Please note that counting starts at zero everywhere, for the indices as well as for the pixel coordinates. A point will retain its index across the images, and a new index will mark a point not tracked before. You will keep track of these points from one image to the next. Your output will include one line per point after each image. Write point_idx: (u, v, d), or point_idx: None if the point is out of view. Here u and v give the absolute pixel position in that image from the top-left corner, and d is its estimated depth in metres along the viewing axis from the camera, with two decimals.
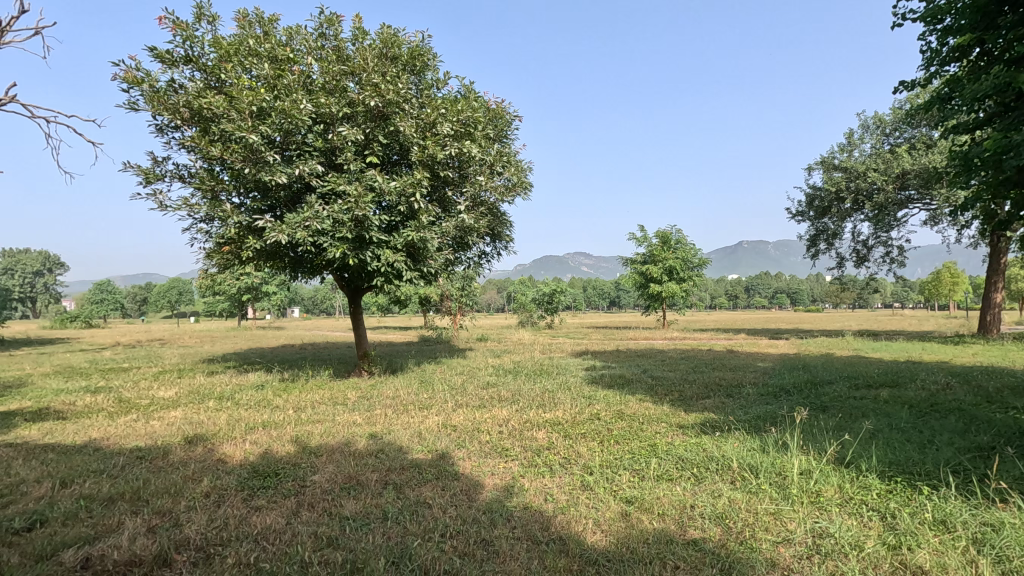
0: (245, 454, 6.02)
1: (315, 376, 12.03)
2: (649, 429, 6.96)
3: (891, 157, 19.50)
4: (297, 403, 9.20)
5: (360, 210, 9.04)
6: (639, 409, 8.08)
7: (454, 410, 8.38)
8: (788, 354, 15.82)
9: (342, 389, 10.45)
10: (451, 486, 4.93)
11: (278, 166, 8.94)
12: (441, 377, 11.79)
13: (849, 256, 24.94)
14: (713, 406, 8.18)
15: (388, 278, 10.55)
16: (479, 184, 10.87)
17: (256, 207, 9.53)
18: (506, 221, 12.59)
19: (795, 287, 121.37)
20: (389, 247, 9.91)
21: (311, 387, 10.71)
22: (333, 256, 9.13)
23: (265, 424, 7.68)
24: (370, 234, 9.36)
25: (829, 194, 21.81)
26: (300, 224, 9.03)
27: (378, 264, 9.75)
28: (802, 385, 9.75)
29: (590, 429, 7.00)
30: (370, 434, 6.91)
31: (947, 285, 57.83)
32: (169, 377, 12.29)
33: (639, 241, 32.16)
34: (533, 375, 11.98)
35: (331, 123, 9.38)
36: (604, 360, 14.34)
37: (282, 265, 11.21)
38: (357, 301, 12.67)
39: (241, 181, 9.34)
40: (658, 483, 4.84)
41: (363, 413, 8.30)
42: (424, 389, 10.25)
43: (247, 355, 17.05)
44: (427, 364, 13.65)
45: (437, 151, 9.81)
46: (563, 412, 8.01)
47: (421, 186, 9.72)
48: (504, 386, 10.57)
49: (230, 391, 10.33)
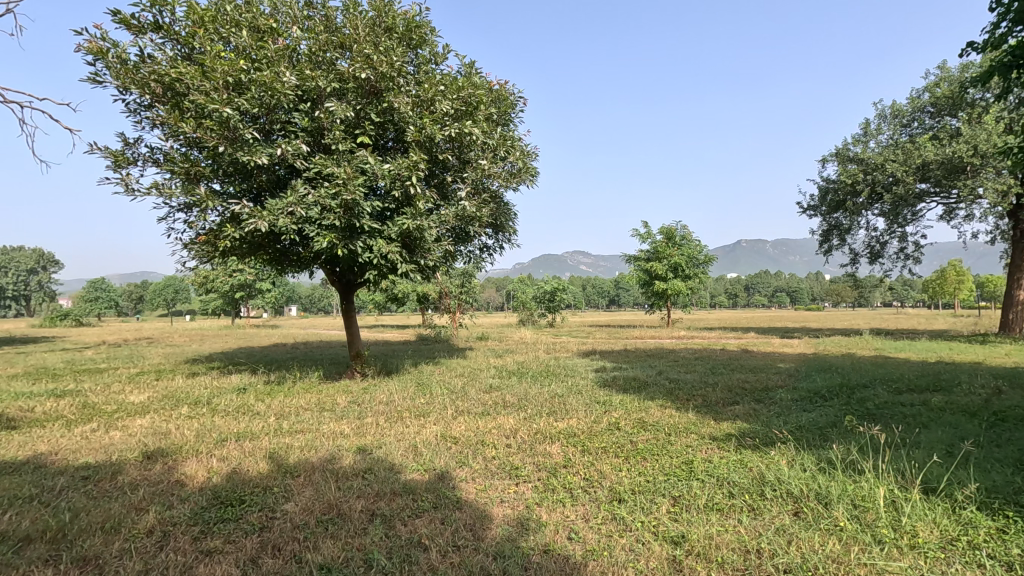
0: (208, 475, 5.11)
1: (303, 378, 11.11)
2: (678, 442, 6.07)
3: (911, 147, 18.53)
4: (281, 410, 8.28)
5: (349, 195, 8.12)
6: (662, 418, 7.19)
7: (454, 418, 7.48)
8: (806, 354, 14.92)
9: (331, 393, 9.55)
10: (451, 519, 4.04)
11: (258, 146, 8.05)
12: (440, 379, 10.88)
13: (863, 252, 24.04)
14: (746, 415, 7.28)
15: (382, 271, 9.65)
16: (481, 169, 9.93)
17: (235, 193, 8.63)
18: (510, 212, 11.66)
19: (795, 287, 120.59)
20: (382, 237, 8.97)
21: (298, 391, 9.78)
22: (321, 246, 8.22)
23: (239, 434, 6.76)
24: (361, 222, 8.45)
25: (844, 186, 20.95)
26: (284, 210, 8.18)
27: (370, 256, 8.80)
28: (837, 388, 8.86)
29: (611, 442, 6.11)
30: (359, 448, 6.00)
31: (952, 284, 56.90)
32: (145, 380, 11.35)
33: (643, 238, 31.28)
34: (539, 377, 11.06)
35: (319, 100, 8.47)
36: (614, 360, 13.43)
37: (268, 258, 10.32)
38: (350, 298, 11.78)
39: (217, 163, 8.41)
40: (708, 516, 3.94)
41: (353, 421, 7.39)
42: (421, 394, 9.34)
43: (234, 355, 16.08)
44: (425, 365, 12.73)
45: (435, 131, 8.88)
46: (578, 420, 7.11)
47: (419, 169, 8.79)
48: (509, 390, 9.65)
49: (208, 395, 9.40)
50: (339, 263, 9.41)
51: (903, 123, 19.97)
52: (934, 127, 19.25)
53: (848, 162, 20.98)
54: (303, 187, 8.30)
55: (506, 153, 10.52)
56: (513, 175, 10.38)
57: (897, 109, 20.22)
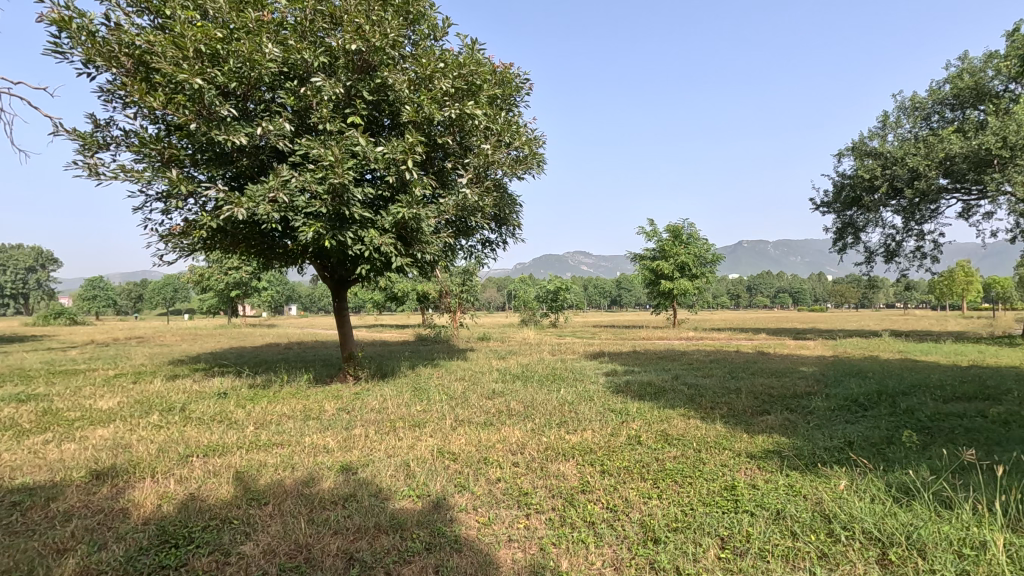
0: (159, 501, 4.29)
1: (291, 382, 10.29)
2: (713, 461, 5.25)
3: (933, 140, 17.72)
4: (262, 419, 7.46)
5: (336, 179, 7.31)
6: (688, 430, 6.38)
7: (453, 429, 6.67)
8: (827, 357, 14.07)
9: (319, 399, 8.74)
10: (448, 568, 3.23)
11: (236, 125, 7.23)
12: (439, 383, 10.09)
13: (879, 251, 23.18)
14: (781, 428, 6.46)
15: (376, 266, 8.86)
16: (484, 155, 9.09)
17: (212, 177, 7.82)
18: (515, 204, 10.84)
19: (798, 287, 119.65)
20: (375, 228, 8.16)
21: (283, 396, 8.97)
22: (305, 237, 7.41)
23: (209, 448, 5.94)
24: (350, 210, 7.66)
25: (861, 181, 20.11)
26: (265, 196, 7.38)
27: (361, 248, 7.99)
28: (876, 395, 8.04)
29: (634, 461, 5.30)
30: (342, 467, 5.19)
31: (960, 285, 55.82)
32: (121, 383, 10.53)
33: (649, 236, 30.47)
34: (546, 381, 10.27)
35: (306, 76, 7.66)
36: (624, 363, 12.64)
37: (253, 250, 9.53)
38: (342, 295, 10.97)
39: (192, 145, 7.58)
40: (773, 566, 3.11)
41: (342, 433, 6.57)
42: (417, 400, 8.54)
43: (223, 356, 15.29)
44: (423, 367, 11.94)
45: (434, 112, 8.07)
46: (593, 433, 6.28)
47: (415, 153, 7.97)
48: (514, 395, 8.85)
49: (185, 400, 8.59)
50: (329, 257, 8.62)
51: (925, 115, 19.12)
52: (956, 120, 18.46)
53: (866, 156, 20.17)
54: (287, 171, 7.49)
55: (512, 139, 9.67)
56: (521, 164, 9.53)
57: (916, 101, 19.44)
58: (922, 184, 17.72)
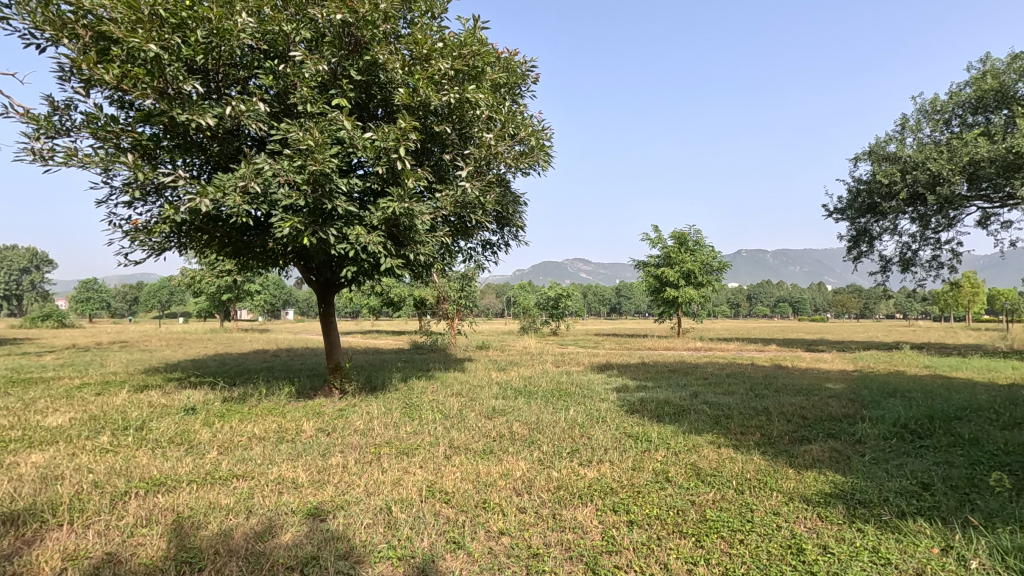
0: (64, 565, 3.32)
1: (270, 396, 9.30)
2: (763, 508, 4.30)
3: (957, 144, 16.91)
4: (228, 442, 6.48)
5: (315, 167, 6.37)
6: (724, 465, 5.42)
7: (447, 459, 5.71)
8: (851, 372, 13.10)
9: (298, 417, 7.78)
10: None
11: (203, 104, 6.31)
12: (432, 398, 9.11)
13: (895, 260, 22.27)
14: (832, 461, 5.50)
15: (364, 268, 7.92)
16: (487, 146, 8.12)
17: (176, 164, 6.87)
18: (519, 203, 9.93)
19: (799, 297, 118.74)
20: (362, 225, 7.23)
21: (257, 413, 8.00)
22: (281, 233, 6.49)
23: (154, 482, 4.95)
24: (334, 203, 6.74)
25: (878, 186, 19.24)
26: (236, 185, 6.47)
27: (346, 248, 7.04)
28: (927, 420, 7.09)
29: (666, 507, 4.34)
30: (310, 512, 4.23)
31: (967, 296, 54.63)
32: (81, 395, 9.52)
33: (654, 242, 29.57)
34: (551, 398, 9.30)
35: (286, 52, 6.75)
36: (634, 377, 11.67)
37: (228, 248, 8.60)
38: (329, 300, 10.00)
39: (153, 127, 6.64)
40: None
41: (317, 461, 5.61)
42: (407, 419, 7.57)
43: (203, 364, 14.27)
44: (416, 380, 10.97)
45: (430, 96, 7.16)
46: (611, 466, 5.33)
47: (408, 140, 7.06)
48: (516, 415, 7.88)
49: (146, 417, 7.61)
50: (311, 257, 7.69)
51: (945, 118, 18.35)
52: (978, 125, 17.68)
53: (883, 161, 19.36)
54: (261, 158, 6.58)
55: (516, 130, 8.69)
56: (528, 158, 8.54)
57: (935, 104, 18.68)
58: (946, 190, 16.85)
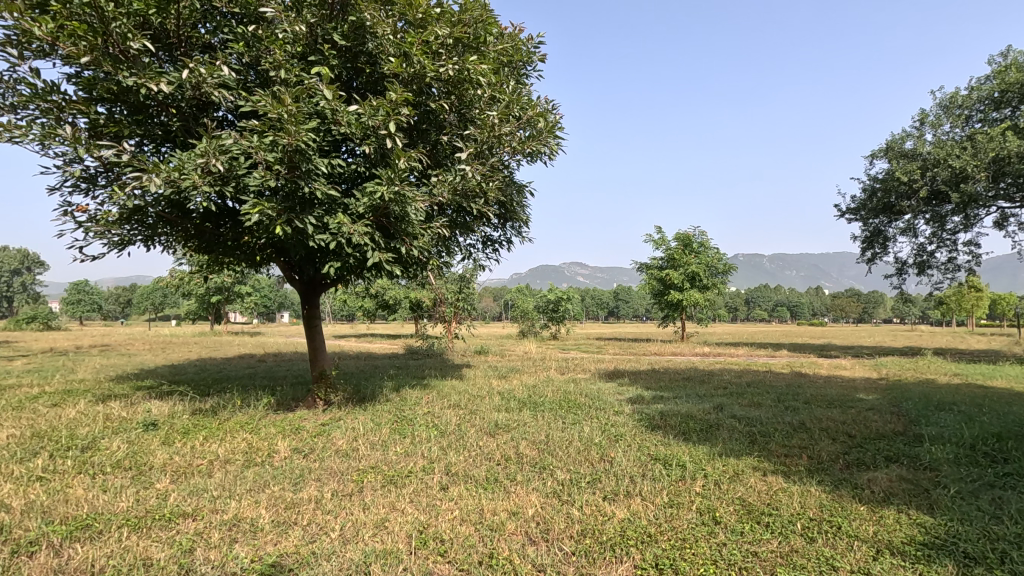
0: None
1: (245, 408, 8.32)
2: (848, 567, 3.34)
3: (981, 139, 16.11)
4: (184, 467, 5.49)
5: (288, 141, 5.40)
6: (780, 502, 4.45)
7: (444, 492, 4.74)
8: (878, 381, 12.18)
9: (273, 435, 6.80)
10: None
11: (158, 68, 5.35)
12: (427, 412, 8.14)
13: (911, 262, 21.40)
14: (908, 495, 4.56)
15: (349, 265, 6.96)
16: (490, 128, 7.21)
17: (127, 140, 5.88)
18: (524, 196, 9.01)
19: (798, 302, 118.10)
20: (348, 213, 6.28)
21: (228, 430, 7.01)
22: (249, 220, 5.53)
23: (75, 526, 3.95)
24: (312, 187, 5.79)
25: (897, 185, 18.42)
26: (195, 163, 5.50)
27: (328, 239, 6.09)
28: (997, 440, 6.16)
29: (724, 565, 3.38)
30: (264, 572, 3.26)
31: (971, 301, 53.73)
32: (33, 406, 8.51)
33: (658, 244, 28.69)
34: (559, 411, 8.34)
35: (259, 12, 5.82)
36: (647, 386, 10.73)
37: (197, 240, 7.62)
38: (313, 300, 9.02)
39: (101, 97, 5.68)
40: None
41: (285, 495, 4.63)
42: (398, 438, 6.60)
43: (180, 371, 13.22)
44: (409, 389, 9.98)
45: (425, 65, 6.23)
46: (644, 502, 4.38)
47: (400, 115, 6.12)
48: (522, 432, 6.92)
49: (97, 435, 6.62)
50: (289, 251, 6.72)
51: (966, 113, 17.57)
52: (1002, 120, 16.89)
53: (900, 158, 18.55)
54: (227, 133, 5.61)
55: (523, 112, 7.74)
56: (536, 142, 7.59)
57: (956, 99, 17.90)
58: (970, 188, 16.01)
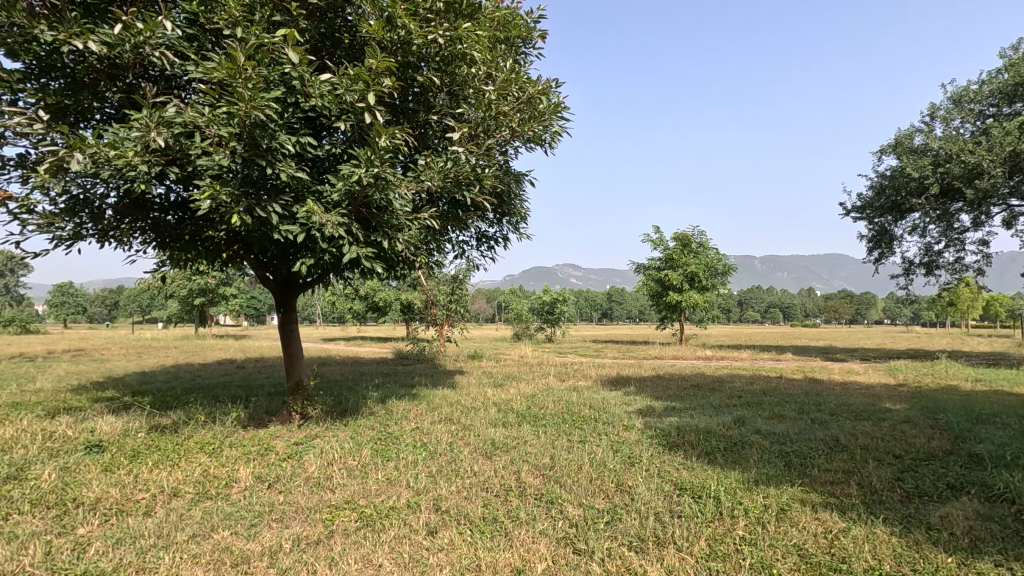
0: None
1: (210, 425, 7.38)
2: None
3: (996, 133, 15.47)
4: (120, 504, 4.56)
5: (245, 113, 4.51)
6: (848, 552, 3.60)
7: (432, 538, 3.87)
8: (898, 388, 11.42)
9: (236, 459, 5.88)
10: None
11: (87, 23, 4.43)
12: (415, 428, 7.24)
13: (918, 262, 20.75)
14: (1000, 539, 3.73)
15: (324, 262, 6.07)
16: (485, 107, 6.38)
17: (56, 112, 4.94)
18: (522, 187, 8.16)
19: (791, 304, 118.24)
20: (321, 202, 5.39)
21: (184, 453, 6.09)
22: (200, 207, 4.62)
23: None
24: (276, 168, 4.90)
25: (906, 181, 17.75)
26: (133, 138, 4.58)
27: (296, 230, 5.17)
28: None
29: None
30: None
31: (967, 303, 53.51)
32: None
33: (656, 244, 27.95)
34: (563, 426, 7.48)
35: None
36: (656, 394, 9.91)
37: (153, 235, 6.69)
38: (289, 302, 8.11)
39: (24, 61, 4.75)
40: None
41: (234, 545, 3.73)
42: (379, 462, 5.72)
43: (150, 380, 12.19)
44: (396, 400, 9.08)
45: (411, 29, 5.41)
46: (682, 555, 3.52)
47: (383, 86, 5.25)
48: (523, 453, 6.06)
49: (27, 460, 5.66)
50: (256, 248, 5.81)
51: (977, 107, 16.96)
52: (1015, 115, 16.30)
53: (910, 155, 17.92)
54: (174, 103, 4.70)
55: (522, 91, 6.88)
56: (537, 123, 6.72)
57: (966, 93, 17.31)
58: (985, 184, 15.37)
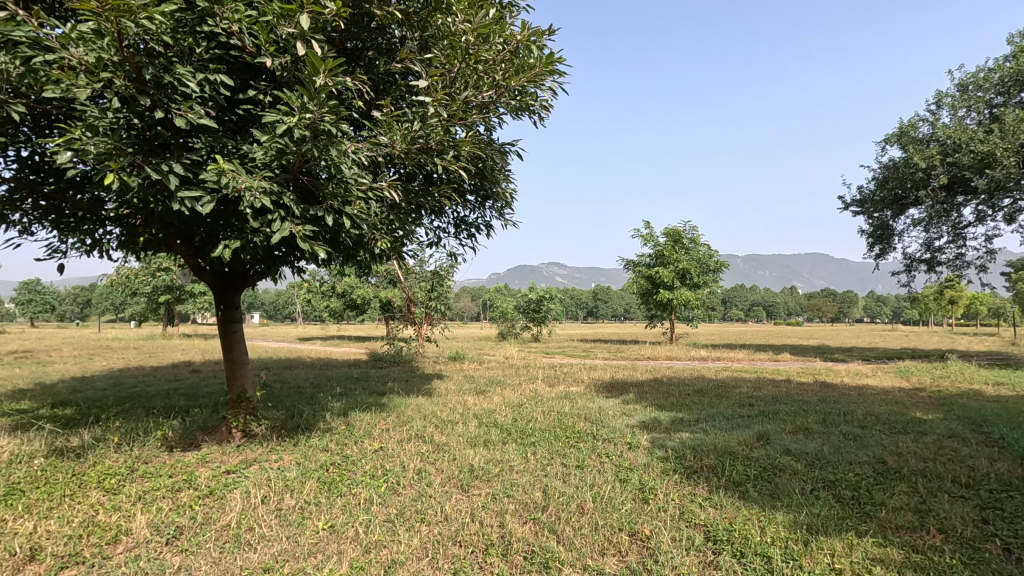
0: None
1: (125, 447, 6.03)
2: None
3: (1009, 121, 14.65)
4: None
5: (120, 28, 3.23)
6: None
7: None
8: (919, 393, 10.39)
9: (140, 497, 4.57)
10: None
11: None
12: (376, 450, 5.98)
13: (920, 258, 19.93)
14: None
15: (258, 248, 4.77)
16: (462, 54, 5.17)
17: None
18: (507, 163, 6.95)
19: (775, 302, 118.77)
20: (244, 165, 4.10)
21: (74, 489, 4.74)
22: (61, 160, 3.33)
23: None
24: (174, 112, 3.63)
25: (912, 171, 16.87)
26: None
27: (208, 199, 3.86)
28: None
29: None
30: None
31: (952, 303, 53.46)
32: None
33: (646, 239, 26.91)
34: (554, 445, 6.27)
35: None
36: (658, 403, 8.75)
37: (45, 212, 5.36)
38: (229, 297, 6.78)
39: None
40: None
41: None
42: (322, 502, 4.46)
43: (83, 387, 10.68)
44: (359, 413, 7.77)
45: None
46: None
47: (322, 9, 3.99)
48: (508, 484, 4.84)
49: None
50: (165, 224, 4.49)
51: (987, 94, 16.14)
52: None
53: (915, 144, 17.06)
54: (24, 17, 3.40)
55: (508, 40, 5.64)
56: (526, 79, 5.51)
57: (975, 81, 16.49)
58: (997, 174, 14.54)
